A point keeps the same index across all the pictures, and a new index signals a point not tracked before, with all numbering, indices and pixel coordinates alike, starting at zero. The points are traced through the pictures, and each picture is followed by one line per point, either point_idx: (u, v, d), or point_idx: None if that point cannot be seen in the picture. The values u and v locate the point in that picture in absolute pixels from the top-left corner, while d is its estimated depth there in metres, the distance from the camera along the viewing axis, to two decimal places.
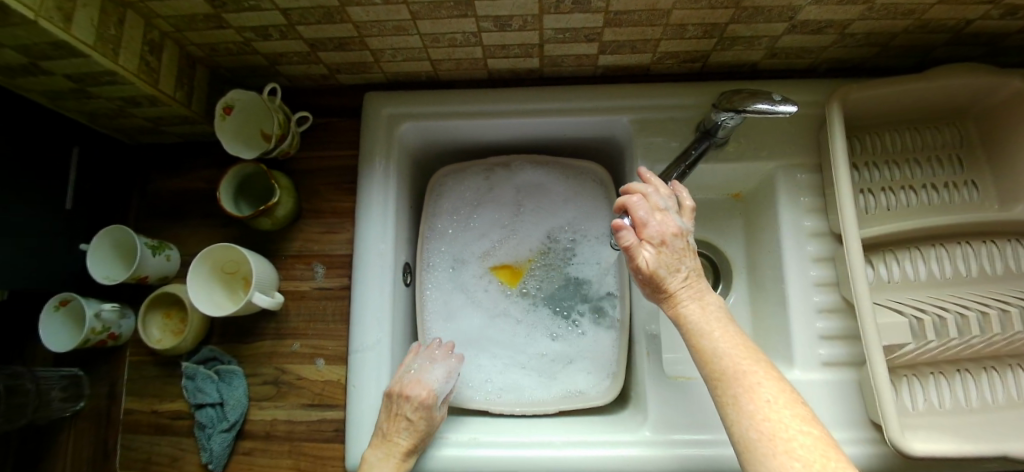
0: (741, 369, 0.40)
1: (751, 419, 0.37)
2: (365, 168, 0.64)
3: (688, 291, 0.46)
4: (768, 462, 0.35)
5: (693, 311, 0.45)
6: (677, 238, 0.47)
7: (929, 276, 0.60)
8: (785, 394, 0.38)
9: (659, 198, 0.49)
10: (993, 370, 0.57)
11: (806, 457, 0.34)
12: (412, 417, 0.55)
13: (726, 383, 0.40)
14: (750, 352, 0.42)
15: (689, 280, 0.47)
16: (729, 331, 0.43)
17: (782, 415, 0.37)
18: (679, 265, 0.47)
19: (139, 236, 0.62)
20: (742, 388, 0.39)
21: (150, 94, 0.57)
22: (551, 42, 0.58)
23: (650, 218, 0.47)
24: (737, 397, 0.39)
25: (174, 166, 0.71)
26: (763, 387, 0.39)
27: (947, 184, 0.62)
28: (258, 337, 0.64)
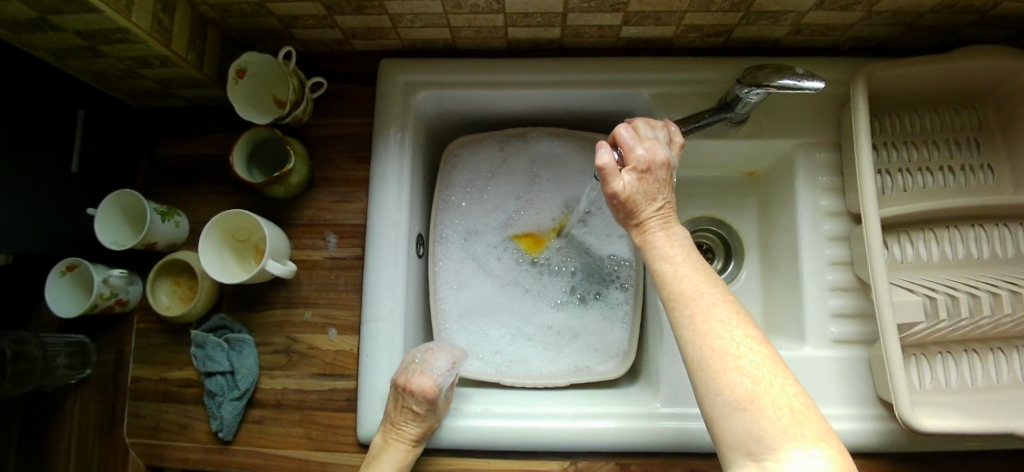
0: (700, 290, 0.40)
1: (703, 338, 0.37)
2: (381, 137, 0.63)
3: (658, 220, 0.45)
4: (718, 378, 0.36)
5: (660, 238, 0.44)
6: (661, 168, 0.46)
7: (941, 258, 0.60)
8: (738, 315, 0.38)
9: (648, 130, 0.48)
10: (1000, 351, 0.58)
11: (754, 374, 0.35)
12: (420, 410, 0.54)
13: (681, 303, 0.39)
14: (709, 276, 0.41)
15: (665, 211, 0.45)
16: (692, 257, 0.42)
17: (734, 334, 0.37)
18: (655, 196, 0.45)
19: (149, 202, 0.60)
20: (698, 308, 0.39)
21: (162, 54, 0.56)
22: (575, 11, 0.57)
23: (638, 144, 0.46)
24: (692, 318, 0.38)
25: (182, 131, 0.69)
26: (719, 308, 0.38)
27: (963, 167, 0.61)
28: (269, 305, 0.63)
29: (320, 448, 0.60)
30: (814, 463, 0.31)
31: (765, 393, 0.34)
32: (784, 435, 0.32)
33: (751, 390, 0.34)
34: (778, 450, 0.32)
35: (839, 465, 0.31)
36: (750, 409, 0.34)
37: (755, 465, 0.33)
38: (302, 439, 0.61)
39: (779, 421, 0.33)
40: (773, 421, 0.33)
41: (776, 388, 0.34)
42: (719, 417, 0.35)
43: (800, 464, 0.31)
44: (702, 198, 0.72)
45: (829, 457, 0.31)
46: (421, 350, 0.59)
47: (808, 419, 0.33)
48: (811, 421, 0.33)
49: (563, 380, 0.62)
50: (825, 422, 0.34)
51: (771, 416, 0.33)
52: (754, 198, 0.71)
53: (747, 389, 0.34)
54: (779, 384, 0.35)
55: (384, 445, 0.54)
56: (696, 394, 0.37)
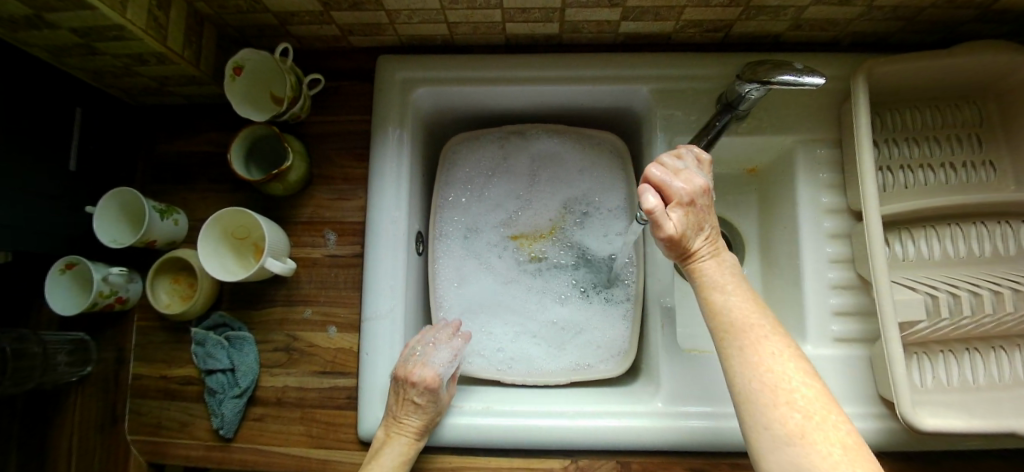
0: (751, 322, 0.40)
1: (755, 370, 0.38)
2: (380, 134, 0.63)
3: (707, 248, 0.45)
4: (768, 411, 0.36)
5: (710, 266, 0.45)
6: (703, 196, 0.45)
7: (942, 255, 0.60)
8: (789, 349, 0.39)
9: (677, 160, 0.47)
10: (1001, 350, 0.57)
11: (806, 408, 0.35)
12: (421, 402, 0.54)
13: (732, 335, 0.40)
14: (759, 307, 0.42)
15: (709, 241, 0.45)
16: (742, 289, 0.43)
17: (785, 368, 0.38)
18: (701, 227, 0.45)
19: (147, 199, 0.60)
20: (748, 340, 0.40)
21: (158, 51, 0.55)
22: (573, 7, 0.56)
23: (676, 178, 0.45)
24: (742, 349, 0.39)
25: (180, 128, 0.69)
26: (771, 342, 0.39)
27: (964, 163, 0.61)
28: (269, 303, 0.63)
29: (321, 445, 0.60)
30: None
31: (816, 428, 0.34)
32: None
33: (802, 423, 0.35)
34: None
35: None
36: (799, 444, 0.34)
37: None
38: (304, 436, 0.61)
39: (830, 457, 0.33)
40: (824, 457, 0.33)
41: (827, 427, 0.35)
42: (765, 453, 0.35)
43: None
44: None
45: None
46: (421, 340, 0.59)
47: (860, 458, 0.33)
48: (864, 461, 0.33)
49: (564, 378, 0.62)
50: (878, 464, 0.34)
51: (823, 453, 0.33)
52: (755, 195, 0.71)
53: (798, 424, 0.35)
54: (831, 421, 0.35)
55: (388, 439, 0.54)
56: (742, 427, 0.38)
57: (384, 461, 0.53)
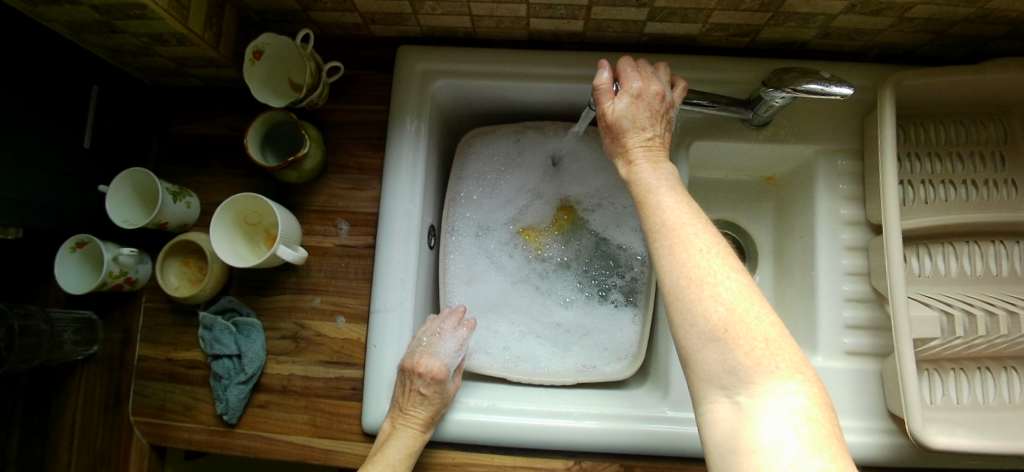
0: (680, 222, 0.40)
1: (681, 266, 0.37)
2: (396, 125, 0.62)
3: (645, 152, 0.47)
4: (694, 309, 0.36)
5: (645, 169, 0.46)
6: (653, 100, 0.49)
7: (959, 273, 0.59)
8: (718, 245, 0.38)
9: (651, 70, 0.52)
10: (1014, 370, 0.57)
11: (729, 302, 0.35)
12: (427, 392, 0.54)
13: (662, 235, 0.40)
14: (692, 209, 0.41)
15: (653, 143, 0.48)
16: (677, 190, 0.43)
17: (711, 263, 0.37)
18: (644, 126, 0.48)
19: (160, 181, 0.60)
20: (676, 239, 0.39)
21: (178, 32, 0.55)
22: (600, 5, 0.56)
23: (636, 77, 0.50)
24: (671, 247, 0.38)
25: (196, 110, 0.68)
26: (698, 238, 0.38)
27: (987, 181, 0.59)
28: (278, 290, 0.63)
29: (324, 436, 0.60)
30: (788, 397, 0.32)
31: (740, 323, 0.34)
32: (759, 368, 0.33)
33: (726, 319, 0.35)
34: (753, 385, 0.33)
35: (813, 398, 0.32)
36: (725, 340, 0.34)
37: (727, 397, 0.34)
38: (307, 425, 0.61)
39: (754, 351, 0.33)
40: (747, 351, 0.34)
41: (750, 321, 0.35)
42: (692, 351, 0.36)
43: (773, 398, 0.32)
44: (718, 201, 0.71)
45: (804, 391, 0.33)
46: (426, 330, 0.59)
47: (783, 351, 0.34)
48: (786, 352, 0.34)
49: (571, 379, 0.62)
50: (801, 353, 0.35)
51: (746, 347, 0.34)
52: (772, 203, 0.70)
53: (722, 320, 0.35)
54: (754, 313, 0.35)
55: (393, 430, 0.54)
56: (670, 325, 0.38)
57: (388, 452, 0.53)
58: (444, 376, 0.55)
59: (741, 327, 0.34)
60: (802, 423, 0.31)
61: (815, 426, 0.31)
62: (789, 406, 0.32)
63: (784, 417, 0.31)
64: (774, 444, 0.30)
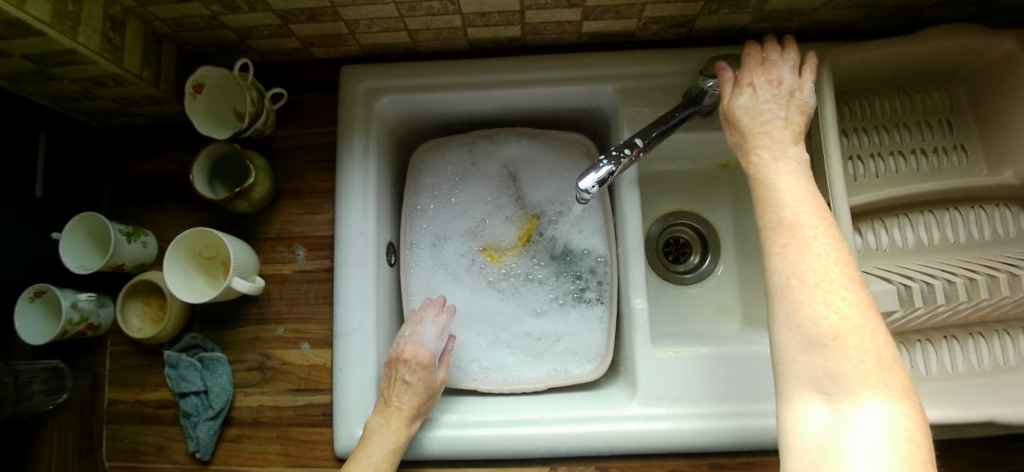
0: (800, 221, 0.37)
1: (795, 269, 0.35)
2: (343, 146, 0.62)
3: (767, 140, 0.43)
4: (800, 312, 0.34)
5: (764, 161, 0.42)
6: (772, 89, 0.46)
7: (916, 243, 0.59)
8: (838, 253, 0.35)
9: (781, 61, 0.48)
10: (981, 336, 0.57)
11: (843, 311, 0.33)
12: (411, 379, 0.55)
13: (776, 232, 0.37)
14: (819, 211, 0.38)
15: (782, 124, 0.44)
16: (805, 188, 0.39)
17: (829, 269, 0.34)
18: (767, 113, 0.45)
19: (112, 223, 0.60)
20: (793, 238, 0.36)
21: (114, 74, 0.55)
22: (533, 9, 0.56)
23: (760, 68, 0.47)
24: (784, 246, 0.36)
25: (145, 149, 0.68)
26: (820, 244, 0.36)
27: (936, 149, 0.60)
28: (240, 322, 0.63)
29: (298, 464, 0.60)
30: (885, 413, 0.30)
31: (851, 332, 0.32)
32: (864, 378, 0.31)
33: (837, 327, 0.32)
34: (852, 393, 0.31)
35: (910, 422, 0.30)
36: (832, 348, 0.32)
37: (821, 398, 0.32)
38: (280, 455, 0.60)
39: (858, 364, 0.31)
40: (854, 364, 0.32)
41: (864, 335, 0.32)
42: (790, 351, 0.34)
43: (871, 411, 0.30)
44: (676, 193, 0.71)
45: (902, 413, 0.30)
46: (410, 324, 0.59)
47: (891, 369, 0.31)
48: (895, 376, 0.31)
49: (541, 384, 0.62)
50: (908, 380, 0.32)
51: (851, 359, 0.32)
52: (729, 190, 0.70)
53: (831, 327, 0.33)
54: (867, 328, 0.33)
55: (374, 428, 0.53)
56: (769, 325, 0.37)
57: (370, 451, 0.52)
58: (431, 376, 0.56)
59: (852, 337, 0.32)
60: (889, 443, 0.29)
61: (902, 447, 0.28)
62: (880, 424, 0.29)
63: (873, 430, 0.29)
64: (863, 453, 0.29)
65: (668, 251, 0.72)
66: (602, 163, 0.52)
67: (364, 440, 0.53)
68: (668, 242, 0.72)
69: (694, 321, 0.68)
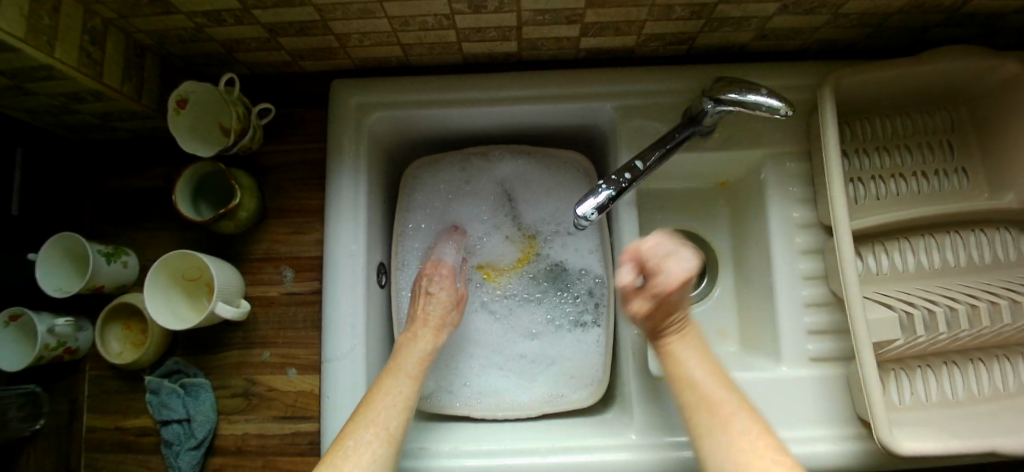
0: (721, 399, 0.46)
1: (726, 454, 0.43)
2: (333, 164, 0.60)
3: (677, 330, 0.51)
4: (728, 451, 0.43)
5: (681, 357, 0.50)
6: (676, 296, 0.48)
7: (917, 267, 0.58)
8: (756, 424, 0.44)
9: (677, 259, 0.47)
10: (980, 362, 0.56)
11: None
12: (436, 290, 0.59)
13: (705, 420, 0.46)
14: (722, 380, 0.48)
15: (655, 321, 0.50)
16: (707, 359, 0.50)
17: (749, 438, 0.43)
18: (665, 313, 0.50)
19: (91, 243, 0.57)
20: (716, 421, 0.45)
21: (95, 89, 0.53)
22: (529, 25, 0.55)
23: (670, 274, 0.47)
24: (711, 429, 0.45)
25: (128, 163, 0.66)
26: (739, 424, 0.44)
27: (937, 172, 0.59)
28: (225, 346, 0.60)
29: None
30: None
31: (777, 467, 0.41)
32: None
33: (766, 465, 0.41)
34: None
35: None
36: None
37: None
38: None
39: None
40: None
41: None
42: None
43: None
44: (672, 211, 0.69)
45: None
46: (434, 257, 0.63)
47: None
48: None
49: (535, 410, 0.60)
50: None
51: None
52: (726, 210, 0.69)
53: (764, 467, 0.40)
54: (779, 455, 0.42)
55: (403, 343, 0.56)
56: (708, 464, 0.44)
57: (404, 366, 0.53)
58: (449, 295, 0.60)
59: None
60: None
61: None
62: None
63: None
64: None
65: None
66: (601, 188, 0.51)
67: (396, 356, 0.55)
68: None
69: None
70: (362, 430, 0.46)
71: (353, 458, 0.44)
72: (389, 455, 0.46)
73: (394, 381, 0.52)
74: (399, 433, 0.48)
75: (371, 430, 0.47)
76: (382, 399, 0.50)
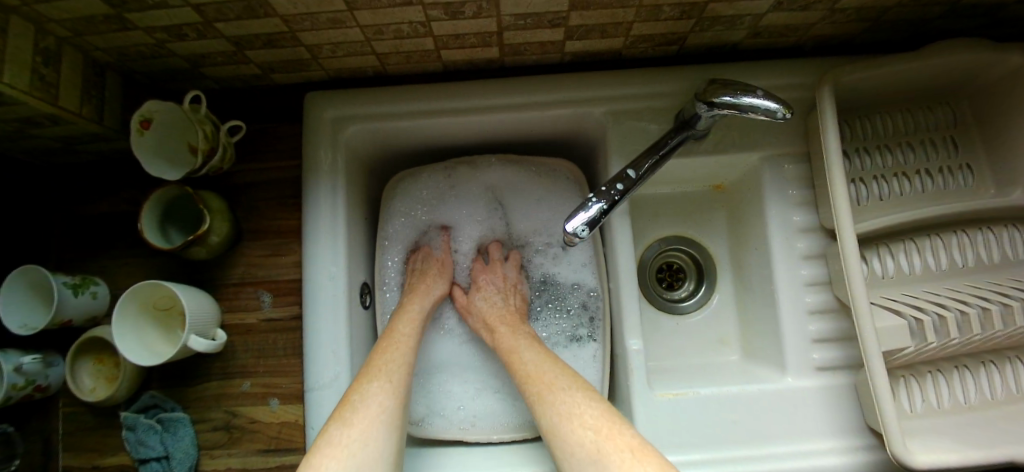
0: (562, 403, 0.47)
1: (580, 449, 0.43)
2: (312, 182, 0.57)
3: (505, 323, 0.58)
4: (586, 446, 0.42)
5: (505, 337, 0.56)
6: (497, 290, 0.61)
7: (924, 270, 0.56)
8: (603, 415, 0.45)
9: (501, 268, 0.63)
10: (992, 364, 0.54)
11: (625, 449, 0.40)
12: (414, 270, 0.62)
13: (553, 424, 0.46)
14: (573, 378, 0.50)
15: (506, 314, 0.59)
16: (546, 366, 0.51)
17: (604, 427, 0.43)
18: (501, 301, 0.61)
19: (55, 276, 0.54)
20: (565, 420, 0.45)
21: (50, 113, 0.49)
22: (511, 30, 0.52)
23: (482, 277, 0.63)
24: (561, 430, 0.45)
25: (92, 188, 0.62)
26: (586, 415, 0.45)
27: (941, 169, 0.57)
28: (203, 378, 0.57)
29: None
30: None
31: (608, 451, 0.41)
32: None
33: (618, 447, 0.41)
34: None
35: None
36: None
37: None
38: None
39: (625, 463, 0.39)
40: (618, 465, 0.40)
41: (617, 436, 0.42)
42: None
43: None
44: (667, 217, 0.67)
45: None
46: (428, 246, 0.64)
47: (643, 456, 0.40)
48: (651, 457, 0.40)
49: (531, 432, 0.58)
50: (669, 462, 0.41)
51: (616, 461, 0.40)
52: (723, 212, 0.67)
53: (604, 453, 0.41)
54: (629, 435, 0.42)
55: (398, 312, 0.57)
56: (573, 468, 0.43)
57: (400, 329, 0.54)
58: (442, 280, 0.61)
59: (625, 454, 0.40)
60: None
61: None
62: None
63: None
64: None
65: (660, 277, 0.68)
66: (592, 201, 0.48)
67: (394, 321, 0.55)
68: (661, 267, 0.68)
69: (691, 352, 0.64)
70: (367, 384, 0.46)
71: (362, 409, 0.44)
72: (396, 406, 0.46)
73: (391, 341, 0.52)
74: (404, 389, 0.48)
75: (377, 384, 0.47)
76: (385, 357, 0.50)
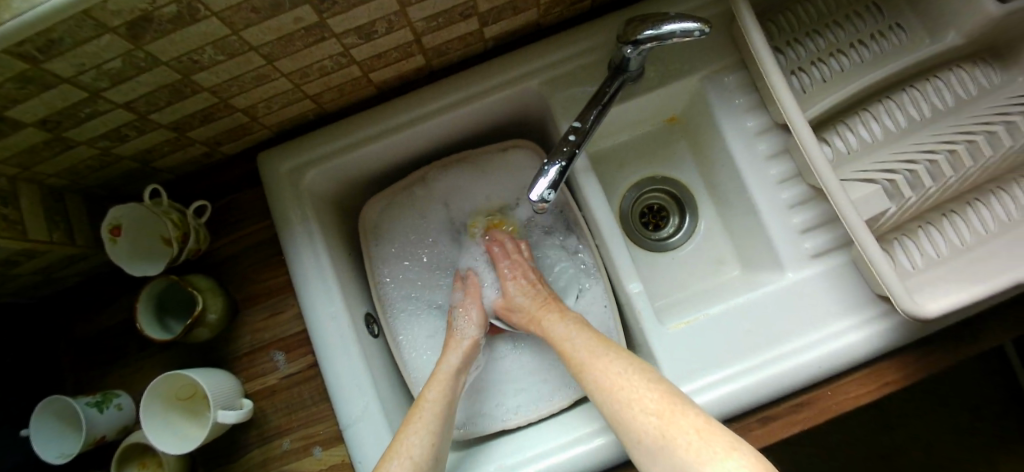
0: (615, 382, 0.47)
1: (637, 431, 0.43)
2: (286, 234, 0.58)
3: (549, 312, 0.58)
4: (638, 424, 0.43)
5: (553, 325, 0.57)
6: (529, 274, 0.63)
7: (884, 133, 0.57)
8: (661, 395, 0.44)
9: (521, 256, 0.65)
10: (978, 201, 0.55)
11: (693, 426, 0.40)
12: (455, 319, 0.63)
13: (610, 398, 0.46)
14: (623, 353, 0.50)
15: (545, 300, 0.60)
16: (597, 351, 0.51)
17: (668, 406, 0.43)
18: (534, 283, 0.62)
19: (77, 398, 0.55)
20: (622, 402, 0.45)
21: (24, 249, 0.50)
22: (427, 34, 0.53)
23: (510, 267, 0.64)
24: (617, 411, 0.45)
25: (86, 308, 0.63)
26: (645, 395, 0.44)
27: (874, 36, 0.59)
28: (243, 449, 0.59)
29: None
30: None
31: (673, 424, 0.41)
32: (703, 459, 0.38)
33: (693, 428, 0.40)
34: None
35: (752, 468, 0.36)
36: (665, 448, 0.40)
37: None
38: None
39: (692, 446, 0.39)
40: (687, 447, 0.39)
41: (680, 417, 0.41)
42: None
43: None
44: (631, 163, 0.69)
45: (745, 463, 0.37)
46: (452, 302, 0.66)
47: (714, 435, 0.39)
48: (716, 435, 0.39)
49: (565, 401, 0.60)
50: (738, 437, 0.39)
51: (684, 445, 0.39)
52: (684, 142, 0.68)
53: (665, 430, 0.41)
54: (687, 412, 0.42)
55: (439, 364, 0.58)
56: (631, 441, 0.44)
57: (426, 394, 0.54)
58: (478, 327, 0.61)
59: (699, 437, 0.39)
60: None
61: None
62: None
63: None
64: None
65: (644, 221, 0.70)
66: (548, 165, 0.49)
67: (425, 387, 0.55)
68: (643, 211, 0.70)
69: (693, 282, 0.66)
70: (388, 463, 0.46)
71: None
72: None
73: (418, 411, 0.52)
74: (427, 461, 0.48)
75: (397, 461, 0.47)
76: (408, 430, 0.49)
